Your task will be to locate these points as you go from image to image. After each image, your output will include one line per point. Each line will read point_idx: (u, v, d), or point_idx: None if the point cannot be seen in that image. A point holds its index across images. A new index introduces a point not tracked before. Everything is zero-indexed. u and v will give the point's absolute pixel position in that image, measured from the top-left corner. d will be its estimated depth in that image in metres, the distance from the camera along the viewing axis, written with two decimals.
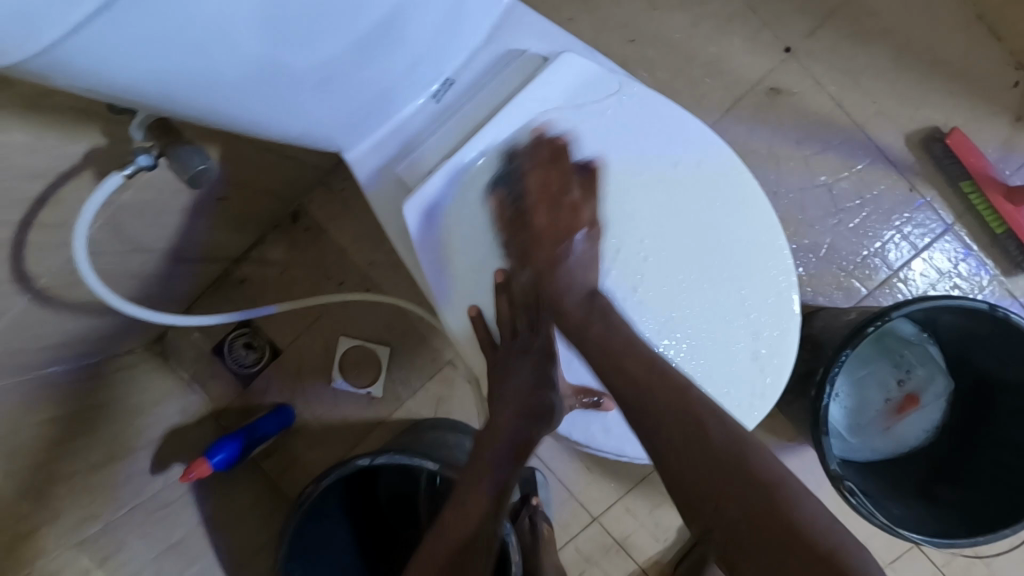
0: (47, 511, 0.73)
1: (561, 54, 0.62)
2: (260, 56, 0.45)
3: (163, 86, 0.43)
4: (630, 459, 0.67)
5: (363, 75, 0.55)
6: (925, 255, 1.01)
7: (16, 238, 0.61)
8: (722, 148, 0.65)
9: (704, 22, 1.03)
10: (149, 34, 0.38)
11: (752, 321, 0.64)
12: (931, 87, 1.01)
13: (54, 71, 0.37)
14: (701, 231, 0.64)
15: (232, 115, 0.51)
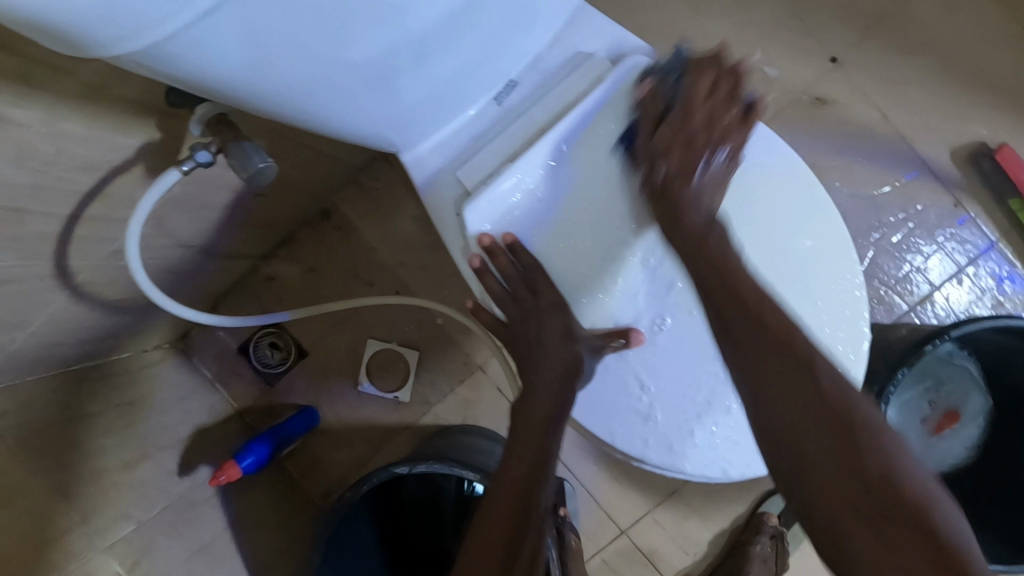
0: (77, 512, 0.71)
1: (630, 59, 0.62)
2: (345, 53, 0.44)
3: (249, 82, 0.42)
4: (688, 476, 0.64)
5: (435, 75, 0.54)
6: (968, 271, 1.00)
7: (63, 232, 0.59)
8: (792, 158, 0.64)
9: (750, 29, 1.02)
10: (245, 29, 0.37)
11: (825, 336, 0.62)
12: (979, 101, 1.00)
13: (152, 65, 0.37)
14: (770, 240, 0.63)
15: (306, 114, 0.50)
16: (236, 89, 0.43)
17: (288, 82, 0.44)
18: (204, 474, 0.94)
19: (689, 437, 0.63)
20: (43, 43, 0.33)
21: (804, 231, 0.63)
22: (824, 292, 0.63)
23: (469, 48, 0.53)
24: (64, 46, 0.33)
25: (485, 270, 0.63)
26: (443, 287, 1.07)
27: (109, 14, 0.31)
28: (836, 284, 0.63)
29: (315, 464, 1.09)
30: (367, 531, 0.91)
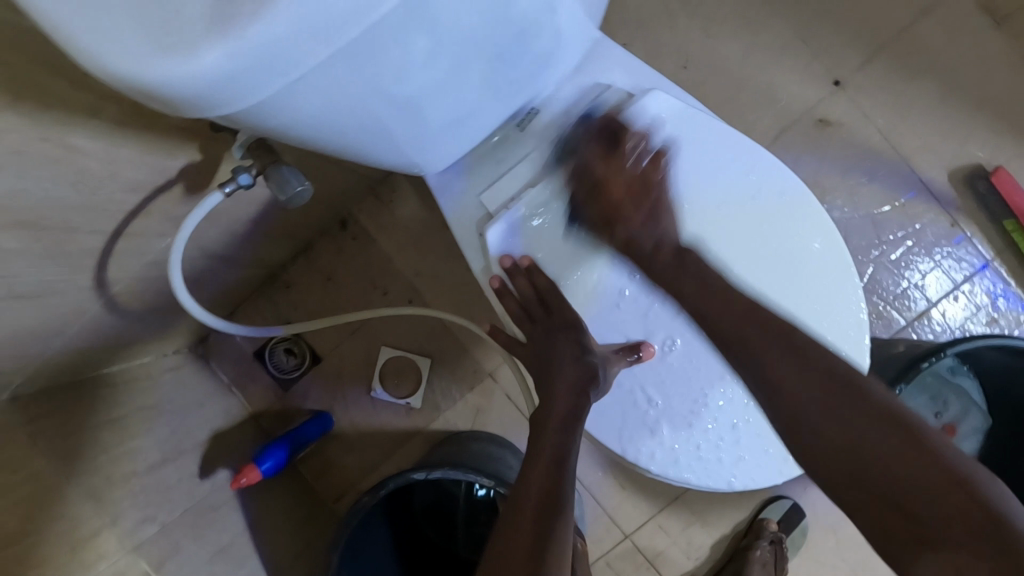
0: (108, 512, 0.73)
1: (650, 91, 0.65)
2: (405, 100, 0.49)
3: (321, 127, 0.47)
4: (694, 486, 0.67)
5: (471, 111, 0.58)
6: (964, 288, 1.03)
7: (106, 246, 0.62)
8: (801, 185, 0.67)
9: (757, 52, 1.05)
10: (328, 87, 0.42)
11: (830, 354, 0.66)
12: (977, 125, 1.03)
13: (243, 117, 0.41)
14: (778, 265, 0.66)
15: (359, 149, 0.54)
16: (309, 134, 0.47)
17: (350, 126, 0.49)
18: (223, 476, 0.96)
19: (695, 450, 0.67)
20: (144, 105, 0.36)
21: (812, 255, 0.66)
22: (829, 314, 0.66)
23: (504, 88, 0.58)
24: (169, 108, 0.36)
25: (504, 291, 0.67)
26: (456, 297, 1.11)
27: (223, 86, 0.35)
28: (841, 307, 0.66)
29: (329, 466, 1.12)
30: (382, 535, 0.93)
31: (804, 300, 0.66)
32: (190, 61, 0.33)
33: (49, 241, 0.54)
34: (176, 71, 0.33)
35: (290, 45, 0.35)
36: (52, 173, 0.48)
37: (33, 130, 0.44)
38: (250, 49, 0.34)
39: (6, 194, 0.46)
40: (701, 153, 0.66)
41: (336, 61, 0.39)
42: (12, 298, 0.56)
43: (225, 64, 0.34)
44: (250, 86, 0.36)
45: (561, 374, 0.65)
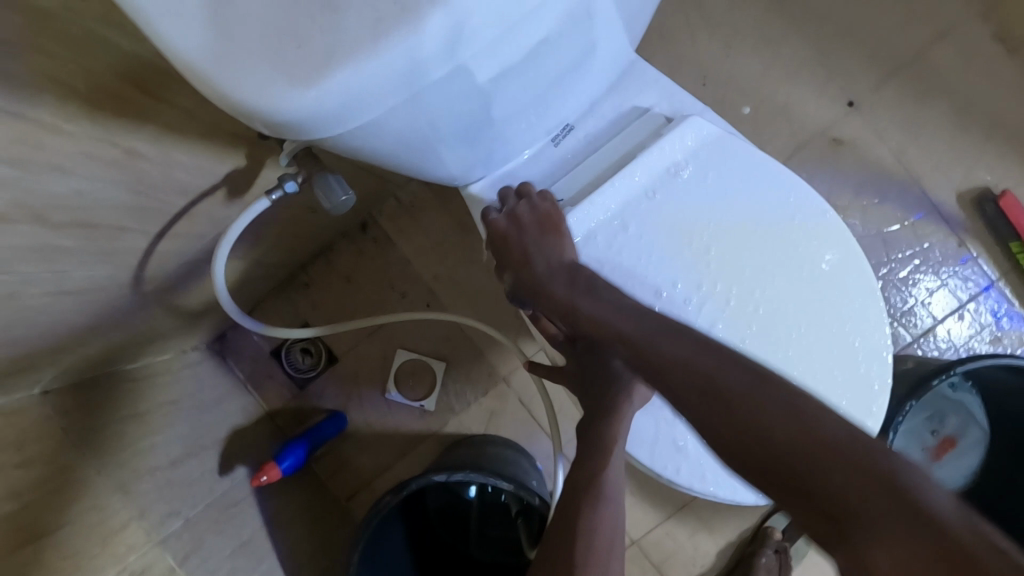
0: (137, 504, 0.74)
1: (689, 117, 0.67)
2: (465, 126, 0.52)
3: (387, 149, 0.50)
4: (725, 500, 0.70)
5: (519, 134, 0.61)
6: (970, 307, 1.06)
7: (150, 246, 0.64)
8: (833, 214, 0.69)
9: (775, 71, 1.08)
10: (405, 116, 0.45)
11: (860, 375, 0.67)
12: (986, 149, 1.06)
13: (329, 141, 0.44)
14: (808, 290, 0.68)
15: (414, 168, 0.57)
16: (375, 155, 0.50)
17: (412, 147, 0.51)
18: (240, 473, 0.98)
19: (724, 468, 0.69)
20: (244, 122, 0.39)
21: (842, 279, 0.68)
22: (856, 333, 0.68)
23: (548, 112, 0.61)
24: (276, 129, 0.40)
25: (539, 314, 0.69)
26: (473, 302, 1.12)
27: (325, 111, 0.38)
28: (870, 329, 0.68)
29: (343, 465, 1.14)
30: (398, 537, 0.95)
31: (835, 321, 0.68)
32: (311, 89, 0.37)
33: (100, 240, 0.56)
34: (298, 99, 0.37)
35: (390, 78, 0.39)
36: (111, 175, 0.50)
37: (100, 136, 0.46)
38: (359, 80, 0.37)
39: (68, 195, 0.48)
40: (740, 177, 0.68)
41: (422, 94, 0.43)
42: (61, 293, 0.58)
43: (340, 92, 0.38)
44: (351, 112, 0.40)
45: (601, 388, 0.67)
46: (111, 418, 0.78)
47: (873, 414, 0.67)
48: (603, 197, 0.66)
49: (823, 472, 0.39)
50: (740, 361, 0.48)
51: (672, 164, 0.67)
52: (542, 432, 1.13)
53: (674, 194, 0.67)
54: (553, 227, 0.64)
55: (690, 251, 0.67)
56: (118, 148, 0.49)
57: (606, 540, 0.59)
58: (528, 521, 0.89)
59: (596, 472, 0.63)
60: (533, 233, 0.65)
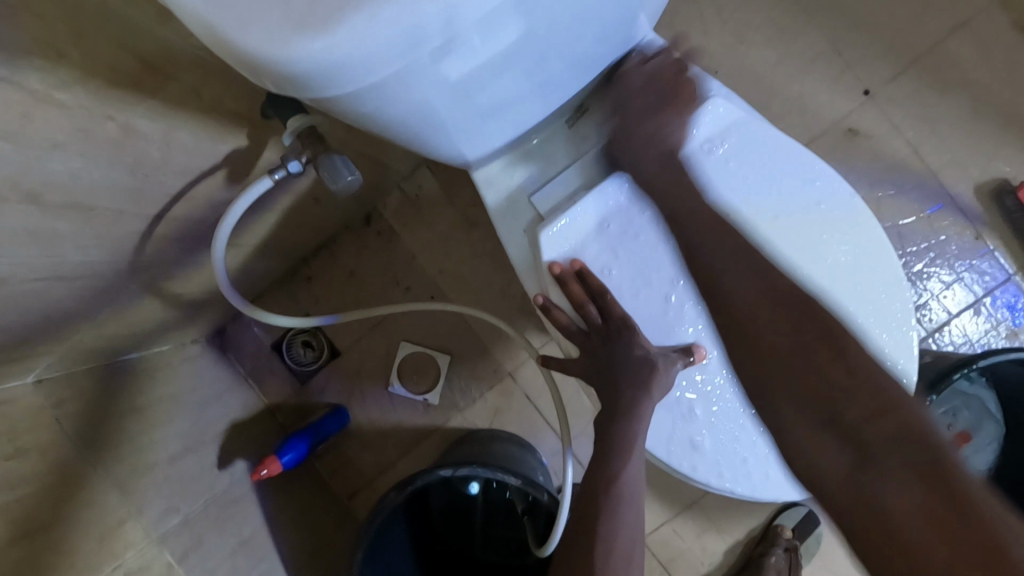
0: (137, 501, 0.72)
1: (709, 100, 0.65)
2: (478, 97, 0.50)
3: (396, 120, 0.47)
4: (742, 497, 0.68)
5: (534, 110, 0.59)
6: (986, 302, 1.04)
7: (147, 230, 0.62)
8: (856, 199, 0.66)
9: (790, 60, 1.06)
10: (414, 82, 0.42)
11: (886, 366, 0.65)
12: (1005, 141, 1.04)
13: (336, 104, 0.41)
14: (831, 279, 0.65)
15: (424, 143, 0.54)
16: (382, 125, 0.47)
17: (420, 120, 0.49)
18: (241, 468, 0.95)
19: (742, 464, 0.67)
20: (246, 76, 0.37)
21: (866, 269, 0.65)
22: (881, 325, 0.65)
23: (563, 91, 0.59)
24: (278, 84, 0.37)
25: (550, 305, 0.67)
26: (479, 295, 1.10)
27: (332, 68, 0.36)
28: (897, 319, 0.65)
29: (345, 461, 1.11)
30: (401, 533, 0.93)
31: (860, 311, 0.65)
32: (316, 42, 0.34)
33: (96, 223, 0.54)
34: (303, 53, 0.34)
35: (400, 37, 0.36)
36: (106, 154, 0.48)
37: (96, 110, 0.44)
38: (369, 34, 0.35)
39: (62, 174, 0.46)
40: (762, 161, 0.65)
41: (434, 58, 0.40)
42: (55, 280, 0.55)
43: (348, 45, 0.35)
44: (359, 71, 0.37)
45: (615, 384, 0.65)
46: (108, 412, 0.76)
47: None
48: (616, 183, 0.66)
49: (856, 414, 0.60)
50: (806, 309, 0.64)
51: (697, 146, 0.65)
52: (548, 429, 1.10)
53: (698, 178, 0.65)
54: (680, 96, 0.66)
55: (708, 240, 0.66)
56: (116, 125, 0.46)
57: (627, 542, 0.60)
58: (534, 518, 0.87)
59: (613, 472, 0.62)
60: (666, 103, 0.66)
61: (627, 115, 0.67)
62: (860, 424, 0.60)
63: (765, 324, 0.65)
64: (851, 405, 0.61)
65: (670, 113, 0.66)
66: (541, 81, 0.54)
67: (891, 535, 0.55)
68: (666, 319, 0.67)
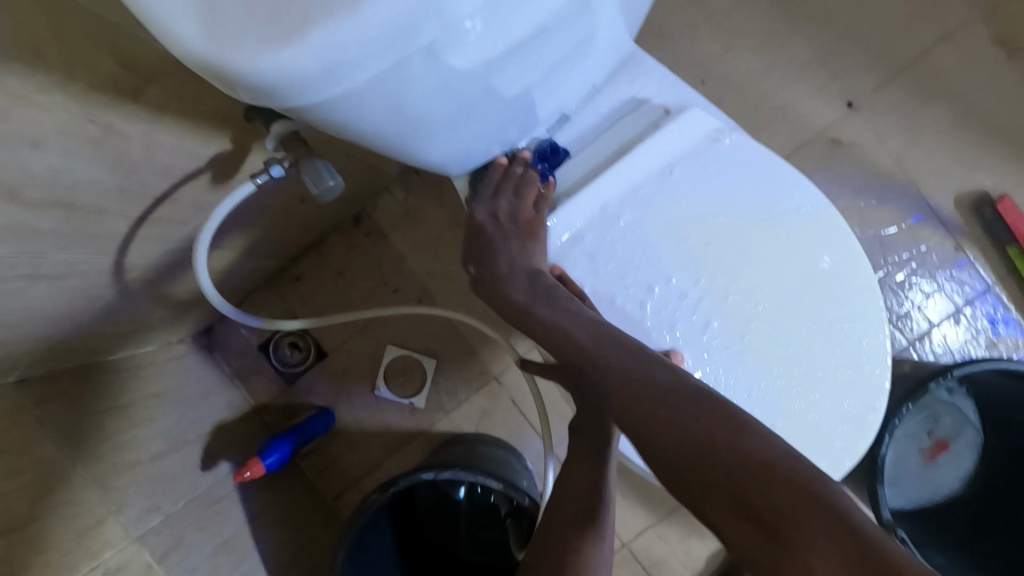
0: (117, 499, 0.72)
1: (688, 109, 0.66)
2: (457, 104, 0.50)
3: (374, 126, 0.48)
4: None
5: (515, 119, 0.60)
6: (966, 312, 1.05)
7: (131, 231, 0.62)
8: (833, 208, 0.67)
9: (776, 69, 1.07)
10: (388, 87, 0.43)
11: (866, 375, 0.65)
12: (985, 152, 1.05)
13: (314, 112, 0.42)
14: (808, 288, 0.66)
15: (405, 150, 0.55)
16: (362, 132, 0.48)
17: (400, 126, 0.49)
18: (225, 468, 0.95)
19: None
20: (219, 88, 0.37)
21: (841, 279, 0.66)
22: (857, 335, 0.66)
23: (543, 100, 0.60)
24: (250, 94, 0.38)
25: None
26: (466, 298, 1.11)
27: (301, 76, 0.37)
28: (875, 327, 0.66)
29: (330, 463, 1.12)
30: (384, 536, 0.93)
31: (839, 318, 0.66)
32: (285, 52, 0.35)
33: (79, 222, 0.54)
34: (272, 63, 0.35)
35: (370, 41, 0.37)
36: (88, 154, 0.49)
37: (77, 111, 0.44)
38: (338, 42, 0.36)
39: (44, 174, 0.46)
40: (740, 171, 0.66)
41: (406, 63, 0.41)
42: (37, 279, 0.56)
43: (317, 53, 0.36)
44: (330, 79, 0.38)
45: None
46: (91, 410, 0.76)
47: (876, 410, 0.65)
48: (590, 194, 0.66)
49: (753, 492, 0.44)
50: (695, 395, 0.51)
51: (676, 155, 0.66)
52: (533, 432, 1.11)
53: (678, 188, 0.66)
54: (528, 228, 0.65)
55: (688, 245, 0.66)
56: (98, 127, 0.47)
57: (598, 552, 0.58)
58: (517, 520, 0.88)
59: (591, 477, 0.63)
60: (512, 239, 0.66)
61: (506, 234, 0.67)
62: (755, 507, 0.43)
63: (744, 330, 0.65)
64: (743, 486, 0.44)
65: (516, 241, 0.66)
66: (518, 92, 0.55)
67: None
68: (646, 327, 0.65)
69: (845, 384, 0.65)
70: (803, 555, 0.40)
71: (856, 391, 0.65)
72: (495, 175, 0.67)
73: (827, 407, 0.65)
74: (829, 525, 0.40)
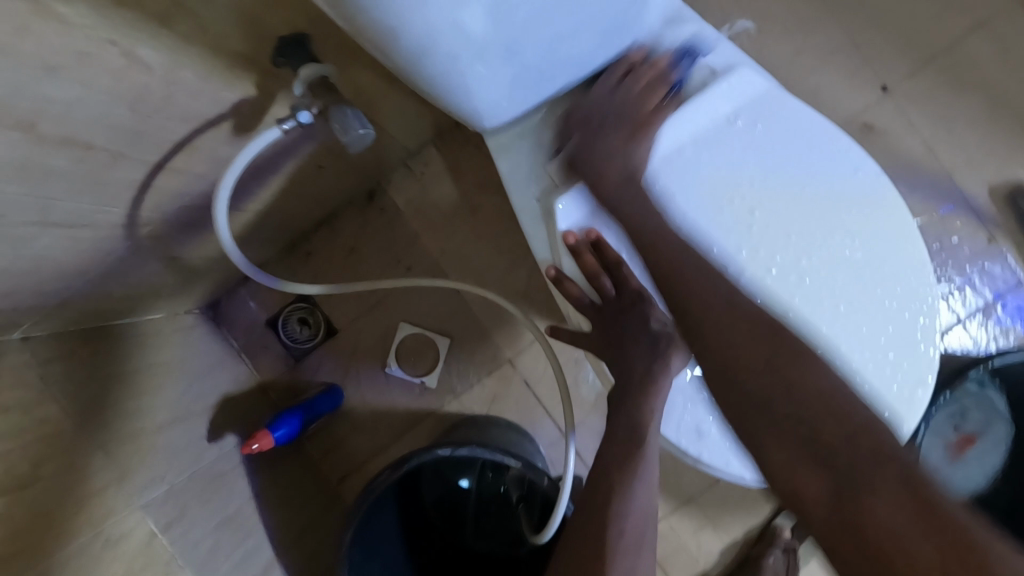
0: (121, 467, 0.69)
1: (736, 68, 0.64)
2: (504, 28, 0.48)
3: (414, 42, 0.45)
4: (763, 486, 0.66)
5: (557, 67, 0.58)
6: (996, 307, 1.02)
7: (145, 181, 0.59)
8: (886, 180, 0.64)
9: (808, 52, 1.05)
10: None
11: (918, 352, 0.62)
12: (1021, 143, 1.03)
13: (358, 6, 0.40)
14: (855, 261, 0.63)
15: (443, 85, 0.52)
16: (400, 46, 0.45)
17: (442, 46, 0.47)
18: (230, 442, 0.92)
19: None
20: None
21: (890, 253, 0.63)
22: (905, 312, 0.63)
23: (589, 49, 0.59)
24: None
25: (562, 279, 0.65)
26: (482, 279, 1.08)
27: None
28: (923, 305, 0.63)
29: (337, 444, 1.09)
30: (389, 517, 0.90)
31: (888, 294, 0.63)
32: None
33: (91, 164, 0.51)
34: None
35: None
36: (106, 85, 0.46)
37: (99, 32, 0.41)
38: None
39: (59, 103, 0.43)
40: (788, 137, 0.64)
41: None
42: (46, 226, 0.53)
43: None
44: None
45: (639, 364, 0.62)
46: (96, 374, 0.73)
47: (926, 385, 0.62)
48: (627, 159, 0.63)
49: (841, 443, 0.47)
50: (774, 336, 0.54)
51: (722, 117, 0.63)
52: (546, 419, 1.08)
53: (721, 151, 0.63)
54: (640, 117, 0.62)
55: (731, 210, 0.63)
56: (118, 54, 0.44)
57: (637, 530, 0.58)
58: (530, 505, 0.85)
59: (624, 455, 0.60)
60: (621, 127, 0.62)
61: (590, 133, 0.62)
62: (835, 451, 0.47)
63: (788, 303, 0.62)
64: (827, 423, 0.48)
65: (622, 132, 0.62)
66: (564, 41, 0.55)
67: (863, 547, 0.44)
68: None
69: (893, 365, 0.62)
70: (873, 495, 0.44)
71: (904, 372, 0.62)
72: (618, 67, 0.62)
73: (875, 389, 0.62)
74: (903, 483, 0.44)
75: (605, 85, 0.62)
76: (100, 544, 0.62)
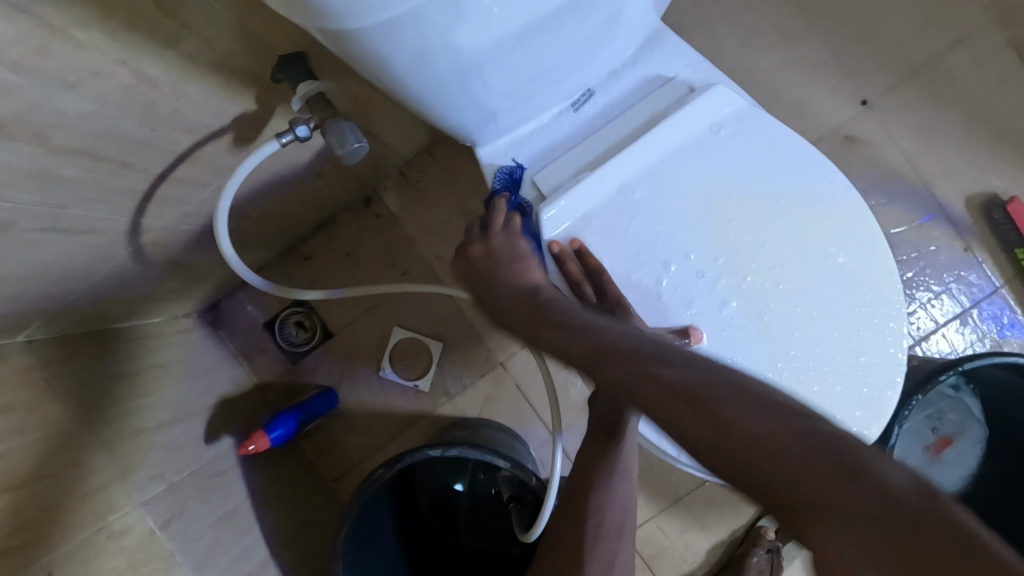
0: (122, 465, 0.71)
1: (715, 85, 0.66)
2: (491, 56, 0.52)
3: (409, 73, 0.49)
4: None
5: (543, 85, 0.62)
6: (973, 314, 1.05)
7: (151, 189, 0.62)
8: (856, 191, 0.67)
9: (791, 67, 1.08)
10: (431, 24, 0.44)
11: (887, 356, 0.65)
12: (996, 154, 1.06)
13: (356, 44, 0.44)
14: (827, 269, 0.66)
15: (436, 106, 0.56)
16: (395, 76, 0.49)
17: (434, 75, 0.50)
18: (227, 443, 0.94)
19: None
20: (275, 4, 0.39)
21: (860, 261, 0.66)
22: (875, 318, 0.66)
23: (572, 68, 0.62)
24: (302, 13, 0.40)
25: (547, 284, 0.68)
26: None
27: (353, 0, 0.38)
28: (893, 312, 0.66)
29: (332, 444, 1.11)
30: (385, 515, 0.92)
31: (859, 301, 0.66)
32: None
33: (101, 173, 0.54)
34: None
35: None
36: (116, 100, 0.48)
37: (111, 52, 0.44)
38: None
39: (73, 117, 0.46)
40: (762, 151, 0.67)
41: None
42: (55, 232, 0.56)
43: None
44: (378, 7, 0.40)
45: None
46: (100, 375, 0.75)
47: (895, 385, 0.65)
48: (610, 170, 0.66)
49: (799, 466, 0.35)
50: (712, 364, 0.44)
51: (701, 131, 0.66)
52: (538, 420, 1.11)
53: (698, 164, 0.66)
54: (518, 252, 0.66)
55: (708, 220, 0.66)
56: (129, 71, 0.47)
57: (616, 518, 0.62)
58: (519, 505, 0.87)
59: (611, 449, 0.62)
60: (509, 261, 0.66)
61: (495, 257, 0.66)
62: (796, 496, 0.35)
63: (762, 309, 0.65)
64: (773, 454, 0.36)
65: (514, 266, 0.65)
66: (556, 58, 0.58)
67: None
68: (661, 304, 0.66)
69: (863, 368, 0.65)
70: (860, 537, 0.32)
71: (873, 374, 0.65)
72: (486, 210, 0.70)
73: (845, 390, 0.65)
74: (894, 514, 0.32)
75: (496, 235, 0.67)
76: (102, 537, 0.65)
